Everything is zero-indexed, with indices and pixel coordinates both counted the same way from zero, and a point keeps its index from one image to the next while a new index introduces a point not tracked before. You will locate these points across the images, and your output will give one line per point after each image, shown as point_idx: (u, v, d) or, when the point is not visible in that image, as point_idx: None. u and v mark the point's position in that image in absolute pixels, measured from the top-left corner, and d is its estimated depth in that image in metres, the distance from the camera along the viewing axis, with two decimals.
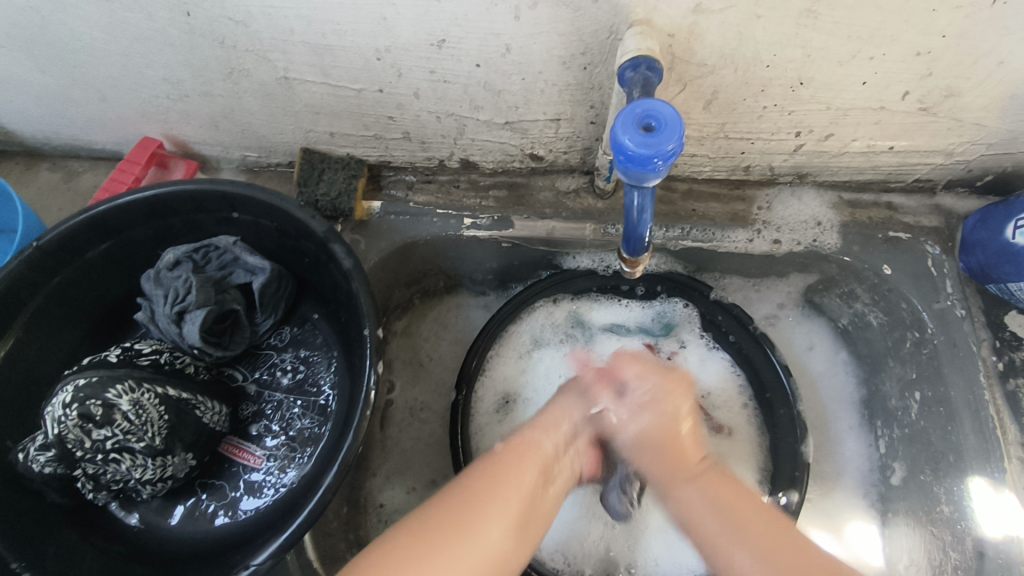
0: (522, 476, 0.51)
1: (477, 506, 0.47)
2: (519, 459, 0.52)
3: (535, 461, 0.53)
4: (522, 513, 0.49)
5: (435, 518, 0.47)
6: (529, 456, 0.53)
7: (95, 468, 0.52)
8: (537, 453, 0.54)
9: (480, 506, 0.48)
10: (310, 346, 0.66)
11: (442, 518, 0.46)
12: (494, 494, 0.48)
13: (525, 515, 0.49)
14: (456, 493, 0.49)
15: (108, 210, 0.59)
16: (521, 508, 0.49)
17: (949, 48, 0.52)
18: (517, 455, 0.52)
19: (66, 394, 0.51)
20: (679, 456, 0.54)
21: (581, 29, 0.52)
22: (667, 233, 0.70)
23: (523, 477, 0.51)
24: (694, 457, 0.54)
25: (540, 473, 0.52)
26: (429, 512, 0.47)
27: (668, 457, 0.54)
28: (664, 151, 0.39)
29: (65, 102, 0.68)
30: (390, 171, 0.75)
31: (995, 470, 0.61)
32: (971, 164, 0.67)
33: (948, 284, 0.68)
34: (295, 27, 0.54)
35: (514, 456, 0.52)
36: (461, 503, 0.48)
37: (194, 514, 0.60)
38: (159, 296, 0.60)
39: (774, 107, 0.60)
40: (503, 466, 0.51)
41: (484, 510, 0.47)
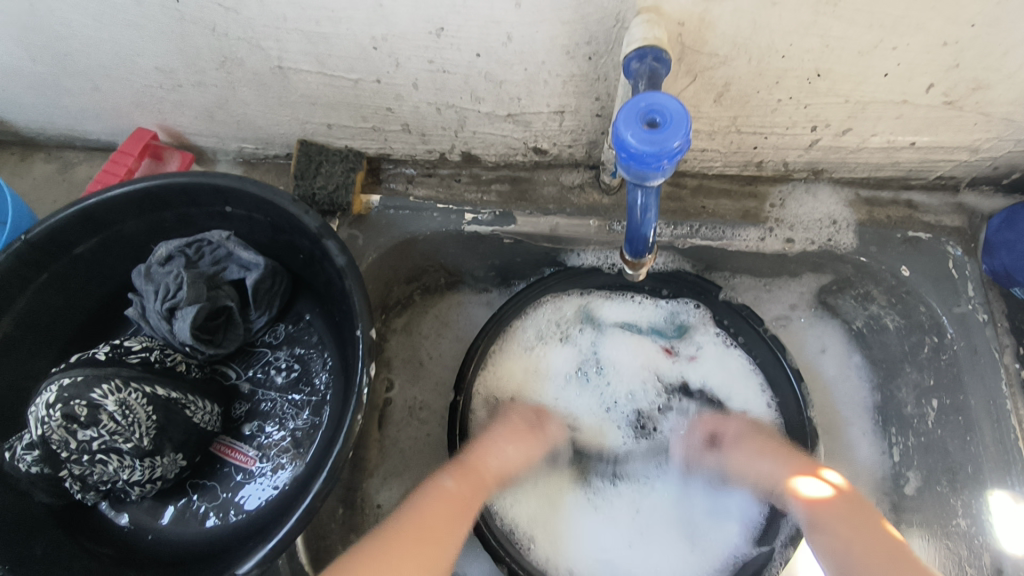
0: (415, 550, 0.54)
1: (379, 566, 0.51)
2: (429, 504, 0.57)
3: (438, 501, 0.58)
4: (427, 552, 0.54)
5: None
6: (450, 495, 0.58)
7: (81, 469, 0.51)
8: (442, 483, 0.59)
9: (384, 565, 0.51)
10: (305, 344, 0.64)
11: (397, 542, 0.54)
12: (415, 546, 0.54)
13: (430, 560, 0.54)
14: (374, 545, 0.53)
15: (97, 204, 0.57)
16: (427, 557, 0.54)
17: (978, 38, 0.49)
18: (424, 510, 0.57)
19: (50, 394, 0.49)
20: (766, 458, 0.62)
21: (586, 17, 0.49)
22: (675, 231, 0.68)
23: (438, 508, 0.57)
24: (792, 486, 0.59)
25: (461, 509, 0.58)
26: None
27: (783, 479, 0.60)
28: (669, 149, 0.36)
29: (57, 91, 0.67)
30: (390, 164, 0.73)
31: (1015, 483, 0.59)
32: (997, 161, 0.63)
33: (970, 287, 0.65)
34: (288, 14, 0.52)
35: (435, 503, 0.57)
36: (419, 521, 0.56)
37: (185, 516, 0.58)
38: (149, 292, 0.59)
39: (789, 100, 0.57)
40: (419, 520, 0.56)
41: (399, 561, 0.52)
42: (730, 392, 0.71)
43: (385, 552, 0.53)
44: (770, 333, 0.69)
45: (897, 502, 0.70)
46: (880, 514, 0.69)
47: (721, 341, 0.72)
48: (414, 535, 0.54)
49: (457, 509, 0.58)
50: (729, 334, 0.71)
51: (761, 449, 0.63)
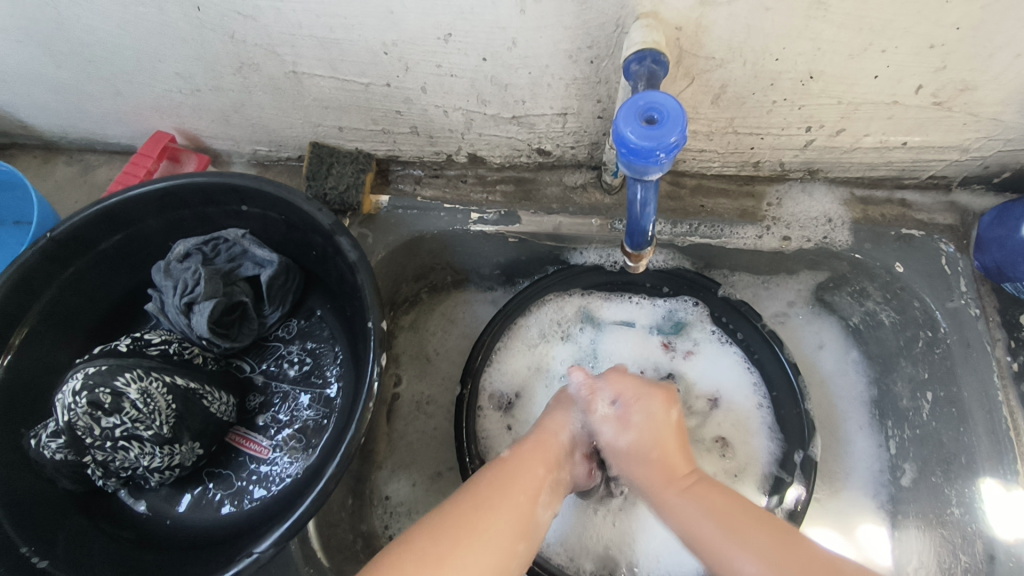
0: (513, 493, 0.52)
1: (490, 508, 0.50)
2: (521, 456, 0.55)
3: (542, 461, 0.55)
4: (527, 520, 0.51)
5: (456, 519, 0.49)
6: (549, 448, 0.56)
7: (104, 455, 0.53)
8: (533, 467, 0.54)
9: (480, 504, 0.50)
10: (317, 338, 0.66)
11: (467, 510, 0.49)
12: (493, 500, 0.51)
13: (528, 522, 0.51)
14: (460, 502, 0.51)
15: (119, 203, 0.60)
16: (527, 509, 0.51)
17: (965, 40, 0.51)
18: (520, 457, 0.55)
19: (75, 382, 0.52)
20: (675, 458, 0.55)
21: (587, 22, 0.52)
22: (675, 229, 0.70)
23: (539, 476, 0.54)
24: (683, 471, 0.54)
25: (549, 463, 0.56)
26: (439, 516, 0.50)
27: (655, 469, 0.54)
28: (667, 144, 0.38)
29: (80, 96, 0.69)
30: (398, 166, 0.75)
31: (1007, 471, 0.60)
32: (987, 160, 0.65)
33: (962, 282, 0.66)
34: (303, 21, 0.55)
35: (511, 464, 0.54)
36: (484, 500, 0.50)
37: (201, 503, 0.60)
38: (168, 287, 0.61)
39: (784, 101, 0.59)
40: (512, 462, 0.55)
41: (493, 509, 0.50)
42: (726, 387, 0.73)
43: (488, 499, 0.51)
44: (768, 329, 0.71)
45: (893, 494, 0.71)
46: (876, 505, 0.72)
47: (717, 338, 0.74)
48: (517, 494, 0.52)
49: (545, 469, 0.55)
50: (726, 330, 0.74)
51: (643, 421, 0.57)
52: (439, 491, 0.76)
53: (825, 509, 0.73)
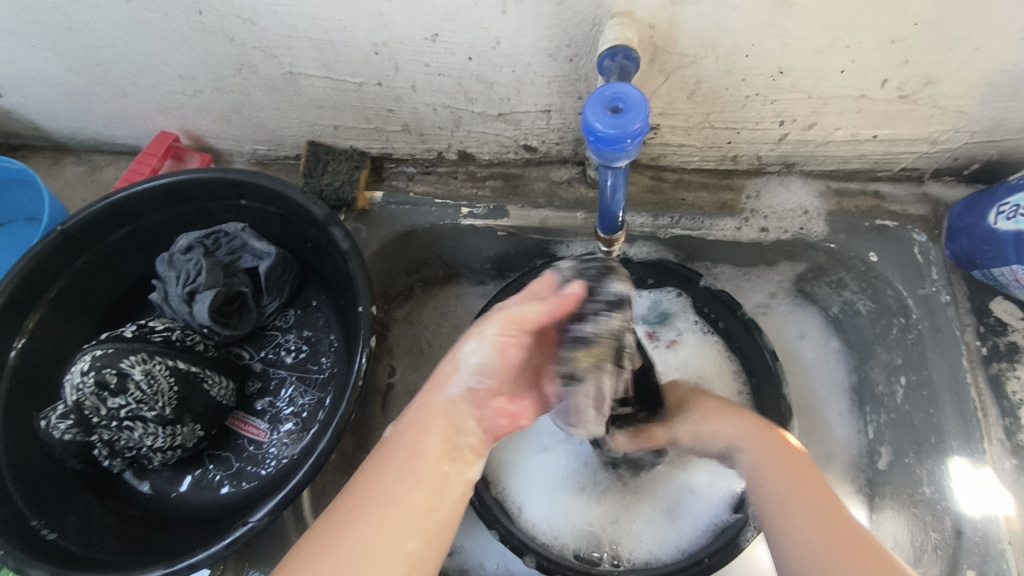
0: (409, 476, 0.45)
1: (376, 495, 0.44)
2: (415, 423, 0.47)
3: (446, 417, 0.47)
4: (433, 493, 0.45)
5: (347, 513, 0.43)
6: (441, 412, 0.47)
7: (110, 434, 0.56)
8: (430, 421, 0.47)
9: (389, 487, 0.44)
10: (313, 327, 0.69)
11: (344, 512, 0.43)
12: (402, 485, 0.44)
13: (436, 488, 0.45)
14: (342, 510, 0.43)
15: (127, 198, 0.63)
16: (430, 479, 0.45)
17: (923, 35, 0.53)
18: (415, 425, 0.47)
19: (84, 363, 0.55)
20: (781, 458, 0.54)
21: (565, 22, 0.55)
22: (656, 221, 0.72)
23: (436, 435, 0.46)
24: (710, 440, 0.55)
25: (448, 419, 0.48)
26: (339, 504, 0.44)
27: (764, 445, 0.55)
28: (631, 131, 0.41)
29: (89, 99, 0.73)
30: (392, 163, 0.78)
31: (975, 450, 0.62)
32: (956, 152, 0.68)
33: (933, 271, 0.68)
34: (299, 24, 0.58)
35: (410, 431, 0.47)
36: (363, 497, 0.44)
37: (201, 483, 0.63)
38: (171, 278, 0.64)
39: (757, 96, 0.62)
40: (410, 428, 0.47)
41: (389, 485, 0.44)
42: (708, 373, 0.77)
43: (390, 483, 0.44)
44: (747, 316, 0.73)
45: (871, 477, 0.74)
46: (854, 488, 0.74)
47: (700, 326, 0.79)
48: (418, 467, 0.45)
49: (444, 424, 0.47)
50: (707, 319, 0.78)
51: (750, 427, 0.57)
52: None
53: None
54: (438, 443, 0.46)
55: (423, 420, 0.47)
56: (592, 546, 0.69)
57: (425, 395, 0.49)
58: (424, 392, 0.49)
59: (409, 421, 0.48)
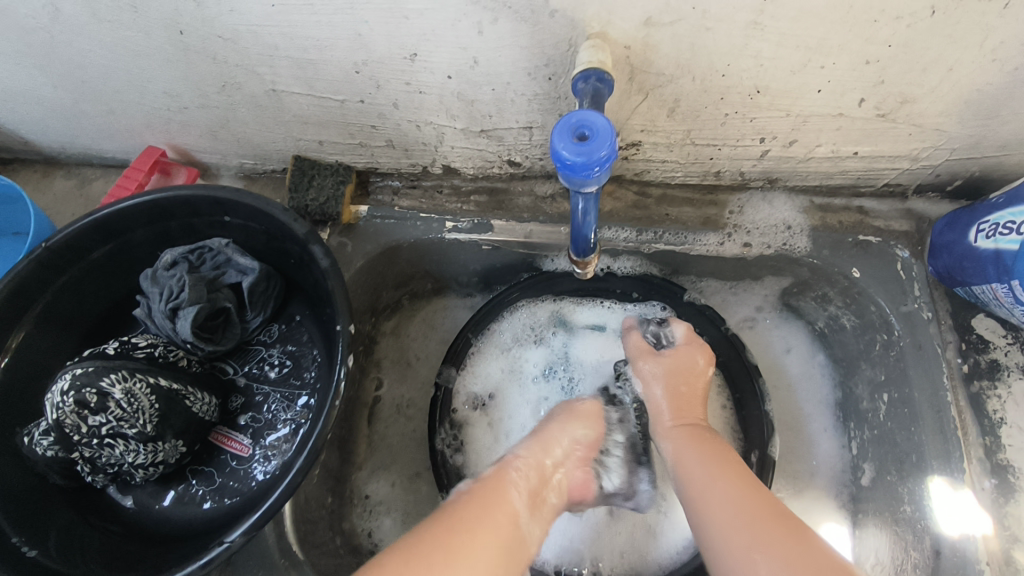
0: (491, 516, 0.50)
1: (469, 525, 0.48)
2: (489, 486, 0.54)
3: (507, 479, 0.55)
4: (512, 539, 0.50)
5: (431, 544, 0.45)
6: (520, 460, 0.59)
7: (91, 451, 0.57)
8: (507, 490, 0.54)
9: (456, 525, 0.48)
10: (297, 342, 0.70)
11: (447, 529, 0.47)
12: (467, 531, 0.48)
13: (514, 540, 0.50)
14: (438, 527, 0.48)
15: (111, 214, 0.64)
16: (510, 531, 0.50)
17: (897, 56, 0.53)
18: (489, 487, 0.54)
19: (64, 382, 0.55)
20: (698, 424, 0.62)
21: (542, 42, 0.55)
22: (640, 237, 0.73)
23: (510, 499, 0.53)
24: (673, 415, 0.64)
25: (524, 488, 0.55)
26: (423, 527, 0.48)
27: (670, 406, 0.65)
28: (597, 159, 0.41)
29: (77, 114, 0.73)
30: (377, 177, 0.79)
31: (955, 469, 0.62)
32: (938, 169, 0.68)
33: (916, 287, 0.69)
34: (278, 44, 0.58)
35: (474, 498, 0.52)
36: (462, 519, 0.49)
37: (184, 499, 0.63)
38: (155, 293, 0.65)
39: (736, 114, 0.62)
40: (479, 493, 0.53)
41: (478, 526, 0.49)
42: None
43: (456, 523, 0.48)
44: (731, 333, 0.74)
45: (854, 493, 0.73)
46: (837, 504, 0.74)
47: None
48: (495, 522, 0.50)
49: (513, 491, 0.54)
50: None
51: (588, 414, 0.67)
52: (417, 490, 0.79)
53: (788, 507, 0.76)
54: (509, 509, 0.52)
55: (490, 493, 0.53)
56: (575, 562, 0.70)
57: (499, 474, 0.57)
58: (504, 464, 0.58)
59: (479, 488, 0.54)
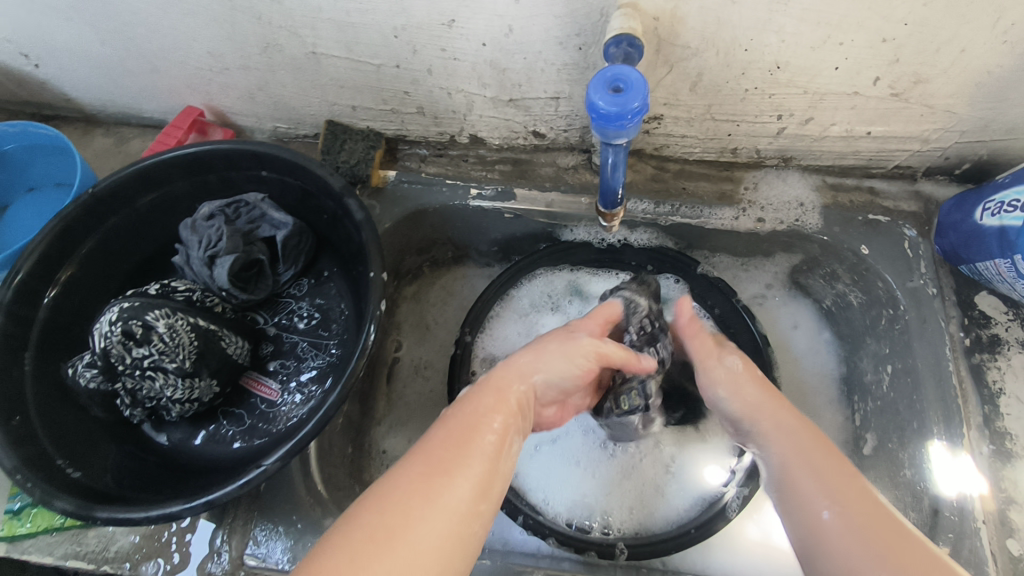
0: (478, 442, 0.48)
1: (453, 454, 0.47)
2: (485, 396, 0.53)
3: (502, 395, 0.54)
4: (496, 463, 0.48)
5: (421, 466, 0.45)
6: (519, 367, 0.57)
7: (133, 383, 0.60)
8: (501, 402, 0.53)
9: (453, 446, 0.47)
10: (325, 296, 0.73)
11: (424, 469, 0.45)
12: (460, 451, 0.47)
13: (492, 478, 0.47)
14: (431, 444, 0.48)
15: (155, 164, 0.67)
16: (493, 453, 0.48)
17: (913, 35, 0.56)
18: (483, 400, 0.53)
19: (112, 314, 0.58)
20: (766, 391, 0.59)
21: (575, 11, 0.58)
22: (658, 209, 0.76)
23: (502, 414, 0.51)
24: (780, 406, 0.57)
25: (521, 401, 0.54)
26: (405, 469, 0.45)
27: (753, 401, 0.58)
28: (630, 110, 0.44)
29: (121, 72, 0.77)
30: (406, 145, 0.82)
31: (953, 435, 0.64)
32: (947, 151, 0.70)
33: (922, 264, 0.71)
34: (323, 6, 0.61)
35: (467, 412, 0.51)
36: (441, 448, 0.47)
37: (215, 438, 0.66)
38: (193, 242, 0.68)
39: (755, 90, 0.65)
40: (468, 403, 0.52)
41: (460, 458, 0.46)
42: None
43: (453, 445, 0.48)
44: (741, 304, 0.77)
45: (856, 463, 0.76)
46: None
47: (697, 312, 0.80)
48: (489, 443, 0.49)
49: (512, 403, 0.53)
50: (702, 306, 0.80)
51: (706, 345, 0.64)
52: None
53: None
54: (496, 428, 0.50)
55: (485, 406, 0.52)
56: (585, 516, 0.72)
57: (492, 381, 0.55)
58: (500, 371, 0.57)
59: (473, 397, 0.53)
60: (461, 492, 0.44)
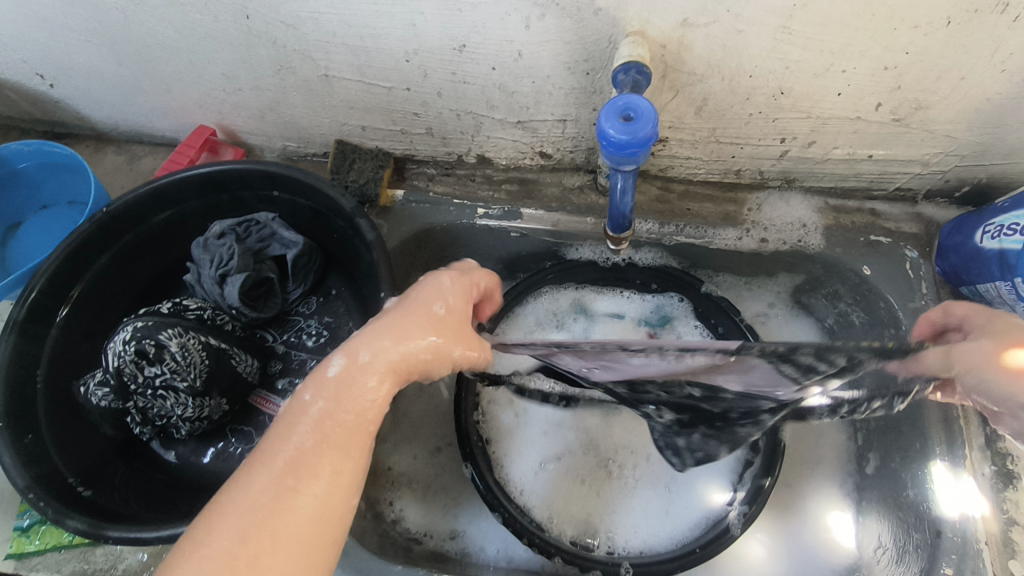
0: (328, 437, 0.45)
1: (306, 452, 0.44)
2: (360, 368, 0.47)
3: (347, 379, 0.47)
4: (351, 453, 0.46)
5: (266, 479, 0.43)
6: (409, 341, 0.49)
7: (144, 402, 0.61)
8: (367, 380, 0.48)
9: (317, 443, 0.45)
10: (333, 314, 0.73)
11: (273, 481, 0.43)
12: (314, 449, 0.44)
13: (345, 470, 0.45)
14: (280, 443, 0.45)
15: (168, 184, 0.68)
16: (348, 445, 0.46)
17: (913, 64, 0.58)
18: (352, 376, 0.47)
19: (126, 333, 0.59)
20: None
21: (584, 38, 0.59)
22: (662, 229, 0.77)
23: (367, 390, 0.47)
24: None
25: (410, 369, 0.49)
26: (263, 469, 0.43)
27: None
28: (641, 137, 0.45)
29: (135, 92, 0.78)
30: (413, 164, 0.83)
31: (956, 455, 0.65)
32: (947, 175, 0.72)
33: (924, 286, 0.73)
34: (336, 30, 0.63)
35: (325, 397, 0.47)
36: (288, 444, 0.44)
37: (223, 455, 0.67)
38: (205, 260, 0.69)
39: (759, 114, 0.66)
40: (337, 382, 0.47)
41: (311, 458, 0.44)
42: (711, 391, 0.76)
43: (315, 446, 0.45)
44: (746, 324, 0.77)
45: (858, 482, 0.76)
46: (842, 492, 0.77)
47: (700, 331, 0.81)
48: (350, 429, 0.46)
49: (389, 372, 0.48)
50: (706, 324, 0.81)
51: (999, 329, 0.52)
52: (438, 464, 0.82)
53: (795, 493, 0.79)
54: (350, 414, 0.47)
55: (347, 391, 0.47)
56: (587, 534, 0.72)
57: (361, 348, 0.48)
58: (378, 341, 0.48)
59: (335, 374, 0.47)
60: (319, 492, 0.43)
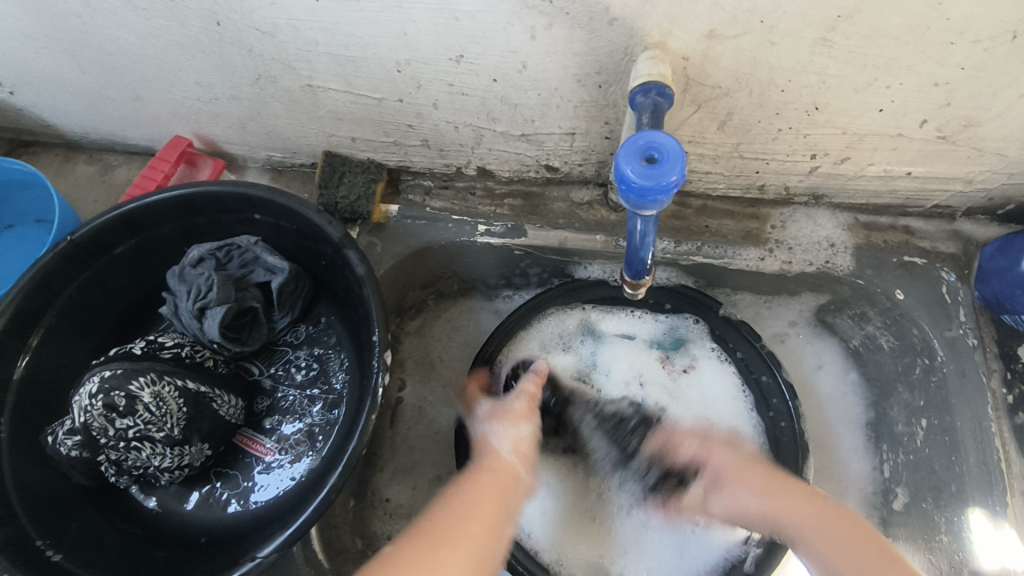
0: (475, 514, 0.52)
1: (454, 530, 0.50)
2: (473, 484, 0.54)
3: (490, 474, 0.56)
4: (488, 524, 0.51)
5: (420, 544, 0.48)
6: (486, 472, 0.56)
7: (117, 454, 0.56)
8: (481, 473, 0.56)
9: (455, 521, 0.50)
10: (323, 345, 0.68)
11: (428, 536, 0.49)
12: (459, 524, 0.50)
13: (483, 532, 0.51)
14: (415, 537, 0.49)
15: (138, 208, 0.62)
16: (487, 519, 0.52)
17: (968, 79, 0.51)
18: (475, 487, 0.54)
19: (92, 385, 0.54)
20: (752, 463, 0.60)
21: (596, 50, 0.53)
22: (678, 248, 0.71)
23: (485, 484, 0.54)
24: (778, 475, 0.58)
25: (499, 491, 0.54)
26: (407, 540, 0.49)
27: (756, 482, 0.58)
28: (665, 183, 0.40)
29: (102, 100, 0.71)
30: (409, 176, 0.77)
31: (996, 503, 0.63)
32: (991, 193, 0.66)
33: (961, 312, 0.67)
34: (318, 39, 0.56)
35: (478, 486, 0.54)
36: (449, 520, 0.51)
37: (208, 501, 0.63)
38: (182, 292, 0.63)
39: (789, 130, 0.60)
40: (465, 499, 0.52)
41: (455, 535, 0.49)
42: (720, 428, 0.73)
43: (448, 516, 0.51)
44: (766, 349, 0.72)
45: (885, 517, 0.72)
46: None
47: (717, 354, 0.75)
48: (488, 499, 0.53)
49: (490, 484, 0.55)
50: (723, 348, 0.74)
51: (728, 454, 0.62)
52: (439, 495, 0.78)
53: None
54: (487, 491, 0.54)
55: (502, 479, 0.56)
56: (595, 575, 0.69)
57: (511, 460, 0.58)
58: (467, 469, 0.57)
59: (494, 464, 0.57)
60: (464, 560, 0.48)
